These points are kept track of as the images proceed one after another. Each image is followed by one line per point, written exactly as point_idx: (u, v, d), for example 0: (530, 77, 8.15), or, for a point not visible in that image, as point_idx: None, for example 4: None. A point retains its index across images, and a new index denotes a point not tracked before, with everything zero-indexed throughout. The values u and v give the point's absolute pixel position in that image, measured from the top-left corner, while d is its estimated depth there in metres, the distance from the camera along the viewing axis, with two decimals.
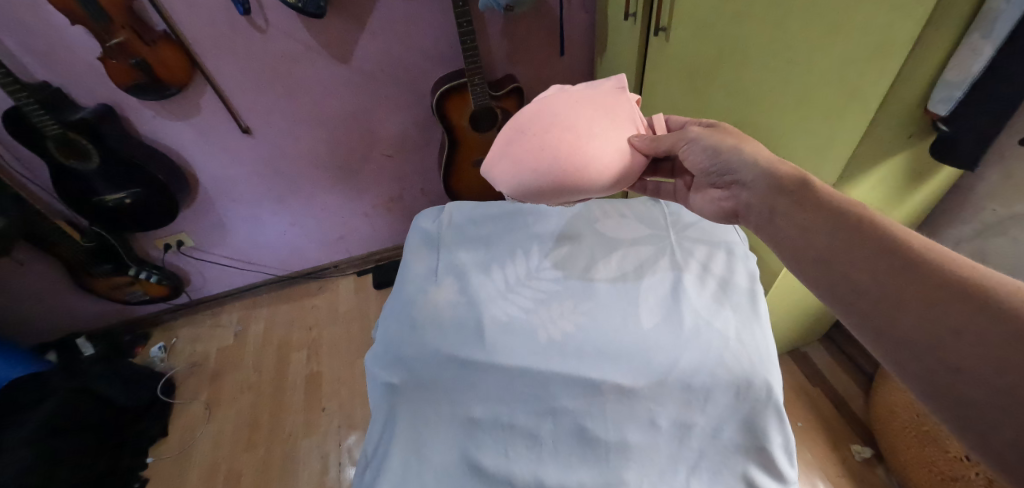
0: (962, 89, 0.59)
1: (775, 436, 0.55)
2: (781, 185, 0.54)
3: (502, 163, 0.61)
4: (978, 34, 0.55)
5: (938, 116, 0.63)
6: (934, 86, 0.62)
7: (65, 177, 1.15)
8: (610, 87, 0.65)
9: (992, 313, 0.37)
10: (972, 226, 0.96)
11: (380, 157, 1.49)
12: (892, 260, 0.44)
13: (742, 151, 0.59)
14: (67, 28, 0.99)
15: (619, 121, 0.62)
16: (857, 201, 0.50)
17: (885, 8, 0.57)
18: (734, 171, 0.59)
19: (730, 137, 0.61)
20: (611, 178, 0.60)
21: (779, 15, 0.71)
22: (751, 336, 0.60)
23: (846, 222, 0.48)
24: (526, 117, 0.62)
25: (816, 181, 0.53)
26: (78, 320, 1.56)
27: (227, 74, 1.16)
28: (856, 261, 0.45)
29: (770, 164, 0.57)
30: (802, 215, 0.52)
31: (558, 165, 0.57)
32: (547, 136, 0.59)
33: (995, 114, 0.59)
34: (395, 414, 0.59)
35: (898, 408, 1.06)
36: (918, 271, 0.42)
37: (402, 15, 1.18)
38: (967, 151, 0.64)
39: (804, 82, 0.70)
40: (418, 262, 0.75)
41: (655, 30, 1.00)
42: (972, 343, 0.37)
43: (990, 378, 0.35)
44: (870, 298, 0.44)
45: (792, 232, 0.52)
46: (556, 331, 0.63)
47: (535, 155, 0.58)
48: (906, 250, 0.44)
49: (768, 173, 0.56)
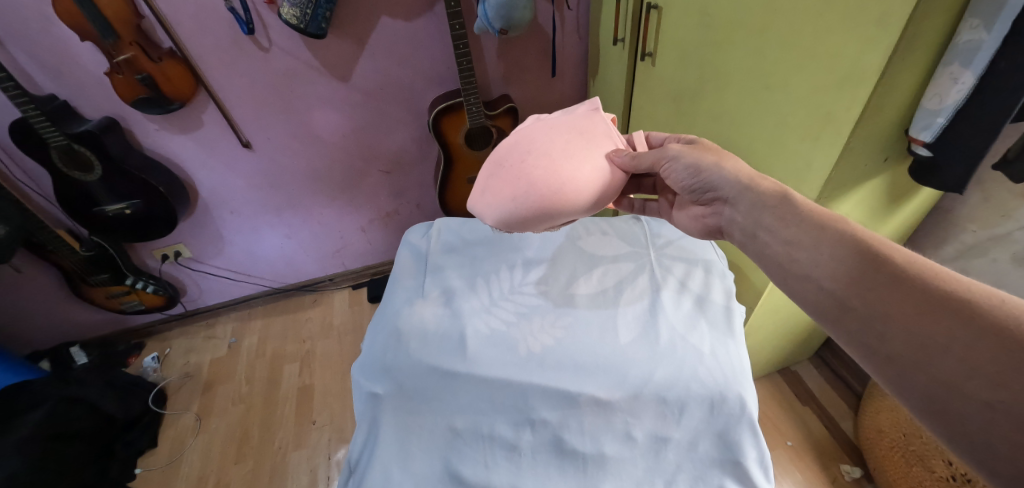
0: (945, 115, 0.61)
1: (750, 451, 0.56)
2: (764, 201, 0.55)
3: (484, 197, 0.64)
4: (959, 63, 0.57)
5: (923, 142, 0.65)
6: (917, 112, 0.64)
7: (67, 187, 1.18)
8: (583, 110, 0.68)
9: (979, 329, 0.38)
10: (954, 247, 0.98)
11: (378, 173, 1.52)
12: (876, 272, 0.44)
13: (722, 168, 0.60)
14: (77, 44, 1.03)
15: (597, 143, 0.64)
16: (842, 216, 0.51)
17: (856, 39, 0.60)
18: (716, 189, 0.61)
19: (710, 153, 0.62)
20: (590, 197, 0.62)
21: (757, 44, 0.74)
22: (725, 352, 0.61)
23: (830, 237, 0.49)
24: (504, 151, 0.65)
25: (797, 196, 0.54)
26: (73, 329, 1.57)
27: (230, 90, 1.20)
28: (840, 278, 0.46)
29: (750, 180, 0.58)
30: (787, 230, 0.52)
31: (534, 192, 0.59)
32: (523, 166, 0.61)
33: (976, 134, 0.60)
34: (378, 425, 0.60)
35: (885, 427, 1.07)
36: (904, 285, 0.42)
37: (401, 37, 1.23)
38: (952, 175, 0.65)
39: (783, 106, 0.73)
40: (406, 275, 0.77)
41: (643, 55, 1.04)
42: (958, 359, 0.38)
43: (980, 396, 0.36)
44: (857, 314, 0.44)
45: (780, 249, 0.53)
46: (535, 344, 0.64)
47: (511, 186, 0.61)
48: (890, 262, 0.44)
49: (749, 188, 0.57)
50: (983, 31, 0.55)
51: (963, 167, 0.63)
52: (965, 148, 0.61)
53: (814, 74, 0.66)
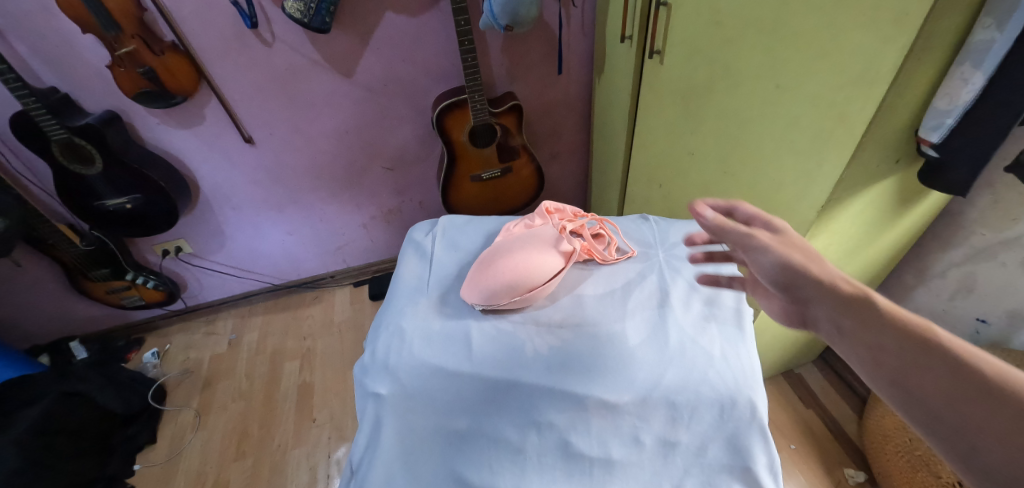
0: (954, 116, 0.60)
1: (761, 456, 0.55)
2: (848, 306, 0.45)
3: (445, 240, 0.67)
4: (969, 63, 0.56)
5: (930, 143, 0.64)
6: (926, 112, 0.63)
7: (68, 181, 1.17)
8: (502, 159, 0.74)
9: None
10: (963, 250, 0.97)
11: (380, 170, 1.51)
12: (971, 388, 0.37)
13: (813, 271, 0.48)
14: (78, 36, 1.02)
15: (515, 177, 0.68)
16: (929, 320, 0.42)
17: (870, 38, 0.58)
18: (801, 293, 0.48)
19: (801, 252, 0.50)
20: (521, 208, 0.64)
21: (768, 42, 0.73)
22: (736, 355, 0.60)
23: (914, 345, 0.41)
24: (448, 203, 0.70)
25: (882, 300, 0.45)
26: (73, 324, 1.56)
27: (233, 85, 1.19)
28: (930, 393, 0.39)
29: (838, 287, 0.46)
30: (866, 336, 0.43)
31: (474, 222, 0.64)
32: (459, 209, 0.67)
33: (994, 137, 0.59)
34: (380, 425, 0.58)
35: (890, 431, 1.06)
36: (1009, 405, 0.35)
37: (406, 32, 1.22)
38: (961, 178, 0.64)
39: (793, 106, 0.72)
40: (410, 274, 0.75)
41: (650, 53, 1.03)
42: None
43: None
44: (954, 431, 0.37)
45: (859, 357, 0.43)
46: (542, 345, 0.62)
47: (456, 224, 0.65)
48: (979, 377, 0.38)
49: (835, 292, 0.46)
50: (995, 31, 0.53)
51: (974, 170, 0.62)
52: (978, 152, 0.60)
53: (827, 73, 0.65)
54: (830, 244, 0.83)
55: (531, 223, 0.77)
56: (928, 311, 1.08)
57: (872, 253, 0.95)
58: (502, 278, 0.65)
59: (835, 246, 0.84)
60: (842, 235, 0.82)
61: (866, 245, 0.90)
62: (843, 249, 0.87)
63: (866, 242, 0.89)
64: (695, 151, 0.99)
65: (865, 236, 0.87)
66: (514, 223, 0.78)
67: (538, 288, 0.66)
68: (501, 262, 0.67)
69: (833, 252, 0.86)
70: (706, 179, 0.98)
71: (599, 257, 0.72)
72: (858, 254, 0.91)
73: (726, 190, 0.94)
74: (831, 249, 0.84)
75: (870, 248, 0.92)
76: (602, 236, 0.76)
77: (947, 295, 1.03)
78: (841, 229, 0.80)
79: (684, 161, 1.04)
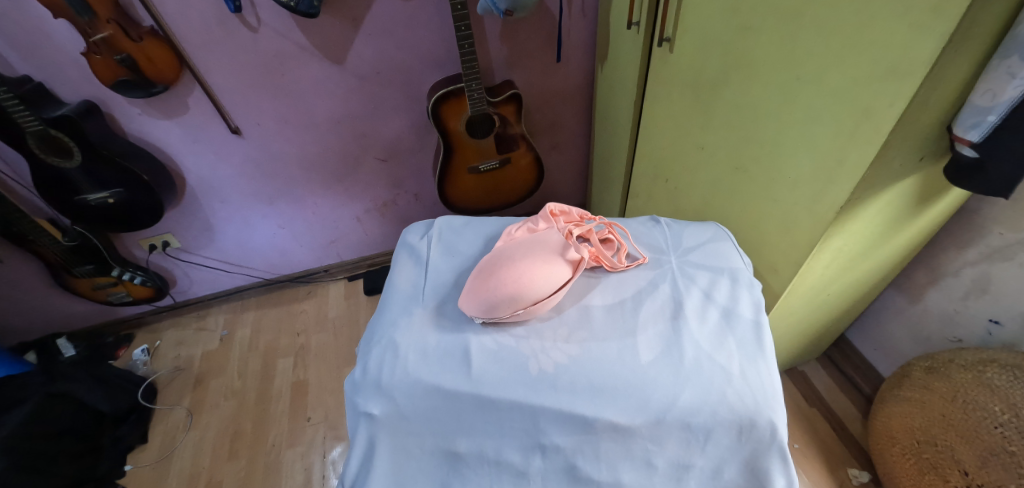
0: (997, 113, 0.55)
1: (778, 479, 0.55)
2: None
3: (469, 297, 0.63)
4: (1017, 56, 0.52)
5: (970, 143, 0.60)
6: (965, 109, 0.59)
7: (45, 174, 1.11)
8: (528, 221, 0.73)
9: None
10: (978, 249, 0.94)
11: (374, 162, 1.45)
12: None
13: None
14: (50, 21, 0.95)
15: (539, 243, 0.67)
16: None
17: (906, 29, 0.53)
18: None
19: None
20: (544, 274, 0.62)
21: (790, 30, 0.68)
22: (756, 372, 0.57)
23: None
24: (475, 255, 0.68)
25: None
26: (58, 320, 1.51)
27: (217, 73, 1.13)
28: None
29: None
30: None
31: (499, 287, 0.61)
32: (490, 272, 0.64)
33: None
34: (377, 451, 0.56)
35: (898, 433, 1.00)
36: None
37: (400, 16, 1.15)
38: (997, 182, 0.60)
39: (817, 101, 0.67)
40: (404, 282, 0.71)
41: (660, 40, 0.98)
42: None
43: None
44: None
45: None
46: (547, 362, 0.58)
47: (485, 285, 0.62)
48: None
49: None
50: None
51: (1014, 172, 0.58)
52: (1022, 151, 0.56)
53: (854, 66, 0.60)
54: (844, 244, 0.79)
55: (534, 228, 0.73)
56: (940, 311, 1.05)
57: (885, 253, 0.91)
58: (503, 289, 0.61)
59: (849, 246, 0.81)
60: (858, 234, 0.79)
61: (880, 244, 0.86)
62: (857, 249, 0.83)
63: (880, 241, 0.85)
64: (705, 144, 0.95)
65: (880, 236, 0.83)
66: (516, 227, 0.73)
67: (542, 301, 0.61)
68: (503, 272, 0.63)
69: (846, 253, 0.83)
70: (716, 174, 0.94)
71: (608, 264, 0.68)
72: (871, 253, 0.88)
73: (737, 186, 0.90)
74: (845, 248, 0.81)
75: (884, 247, 0.88)
76: (611, 241, 0.72)
77: (959, 295, 1.00)
78: (857, 229, 0.77)
79: (693, 154, 0.99)
